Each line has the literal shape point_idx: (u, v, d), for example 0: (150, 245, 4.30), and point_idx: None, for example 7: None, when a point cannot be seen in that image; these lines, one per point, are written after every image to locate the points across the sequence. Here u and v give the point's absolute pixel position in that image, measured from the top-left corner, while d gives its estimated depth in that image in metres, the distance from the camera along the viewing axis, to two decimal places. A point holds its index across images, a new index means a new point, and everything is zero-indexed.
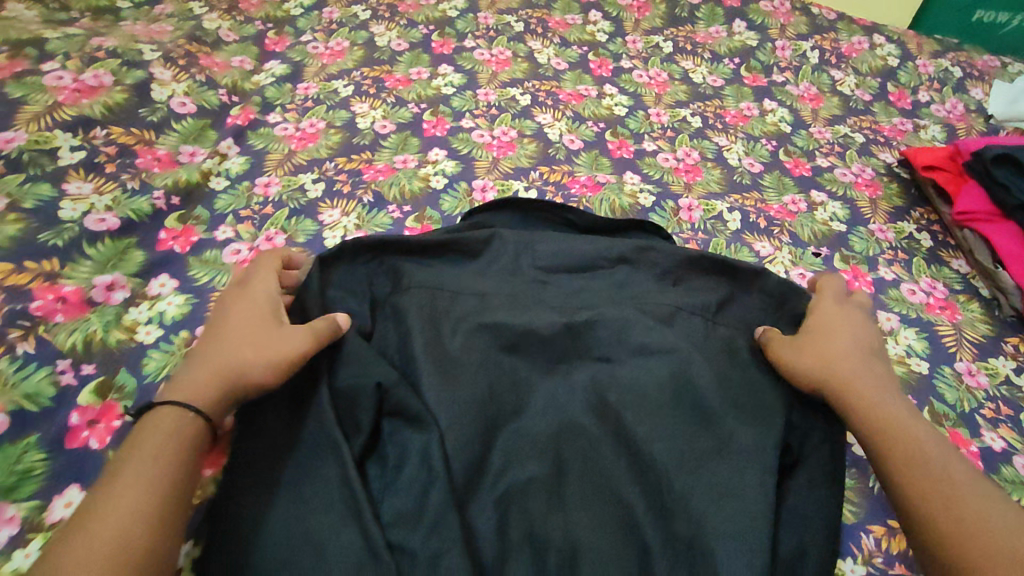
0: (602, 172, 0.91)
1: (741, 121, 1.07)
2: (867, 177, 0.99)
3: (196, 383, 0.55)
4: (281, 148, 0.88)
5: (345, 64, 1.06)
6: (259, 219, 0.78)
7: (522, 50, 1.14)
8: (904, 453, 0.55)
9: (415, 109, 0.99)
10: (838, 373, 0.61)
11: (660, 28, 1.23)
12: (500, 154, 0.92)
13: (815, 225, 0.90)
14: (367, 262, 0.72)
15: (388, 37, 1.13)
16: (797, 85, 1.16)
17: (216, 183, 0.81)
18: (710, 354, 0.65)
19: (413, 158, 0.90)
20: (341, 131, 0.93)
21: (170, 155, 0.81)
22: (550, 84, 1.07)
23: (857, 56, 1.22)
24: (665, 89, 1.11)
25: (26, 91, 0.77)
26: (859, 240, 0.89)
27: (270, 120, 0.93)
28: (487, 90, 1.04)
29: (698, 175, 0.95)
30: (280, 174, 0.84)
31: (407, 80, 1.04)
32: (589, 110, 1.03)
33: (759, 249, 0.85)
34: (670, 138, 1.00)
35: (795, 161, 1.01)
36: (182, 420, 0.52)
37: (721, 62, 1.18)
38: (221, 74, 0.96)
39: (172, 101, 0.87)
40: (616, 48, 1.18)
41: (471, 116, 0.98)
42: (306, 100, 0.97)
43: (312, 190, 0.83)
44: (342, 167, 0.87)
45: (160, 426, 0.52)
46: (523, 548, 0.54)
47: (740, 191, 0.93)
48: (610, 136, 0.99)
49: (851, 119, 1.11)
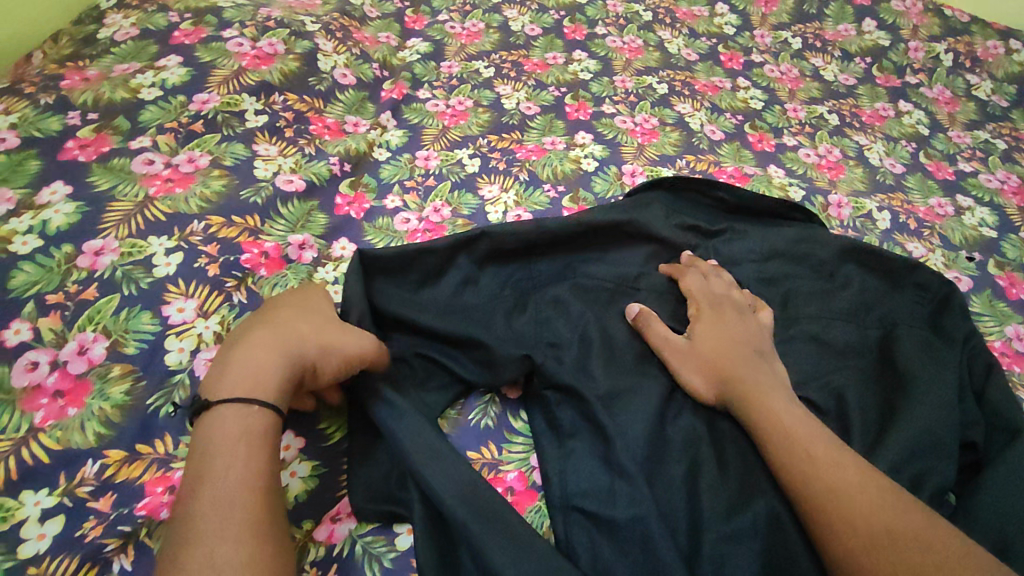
0: (748, 165, 0.91)
1: (878, 121, 1.05)
2: (1013, 185, 0.97)
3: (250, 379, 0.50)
4: (435, 123, 0.91)
5: (483, 45, 1.08)
6: (423, 191, 0.81)
7: (652, 39, 1.14)
8: (770, 435, 0.55)
9: (556, 92, 1.00)
10: (711, 352, 0.62)
11: (788, 24, 1.22)
12: (645, 141, 0.92)
13: (965, 229, 0.88)
14: None
15: (521, 21, 1.15)
16: (931, 87, 1.13)
17: (379, 154, 0.84)
18: (867, 358, 0.67)
19: (561, 140, 0.91)
20: (488, 111, 0.94)
21: (338, 124, 0.84)
22: (685, 74, 1.07)
23: (993, 60, 1.19)
24: (797, 85, 1.10)
25: (214, 56, 0.83)
26: (1011, 247, 0.87)
27: (420, 96, 0.95)
28: (623, 77, 1.05)
29: (842, 173, 0.94)
30: (438, 149, 0.86)
31: (544, 63, 1.06)
32: (726, 102, 1.03)
33: (913, 249, 0.84)
34: (809, 134, 1.00)
35: (937, 163, 0.99)
36: (240, 410, 0.47)
37: (852, 60, 1.16)
38: (373, 48, 0.99)
39: (335, 72, 0.90)
40: (745, 41, 1.17)
41: (612, 102, 0.99)
42: (451, 78, 1.00)
43: (469, 166, 0.85)
44: (494, 144, 0.89)
45: (218, 428, 0.46)
46: (723, 521, 0.53)
47: (885, 190, 0.92)
48: (749, 128, 0.99)
49: (991, 124, 1.08)
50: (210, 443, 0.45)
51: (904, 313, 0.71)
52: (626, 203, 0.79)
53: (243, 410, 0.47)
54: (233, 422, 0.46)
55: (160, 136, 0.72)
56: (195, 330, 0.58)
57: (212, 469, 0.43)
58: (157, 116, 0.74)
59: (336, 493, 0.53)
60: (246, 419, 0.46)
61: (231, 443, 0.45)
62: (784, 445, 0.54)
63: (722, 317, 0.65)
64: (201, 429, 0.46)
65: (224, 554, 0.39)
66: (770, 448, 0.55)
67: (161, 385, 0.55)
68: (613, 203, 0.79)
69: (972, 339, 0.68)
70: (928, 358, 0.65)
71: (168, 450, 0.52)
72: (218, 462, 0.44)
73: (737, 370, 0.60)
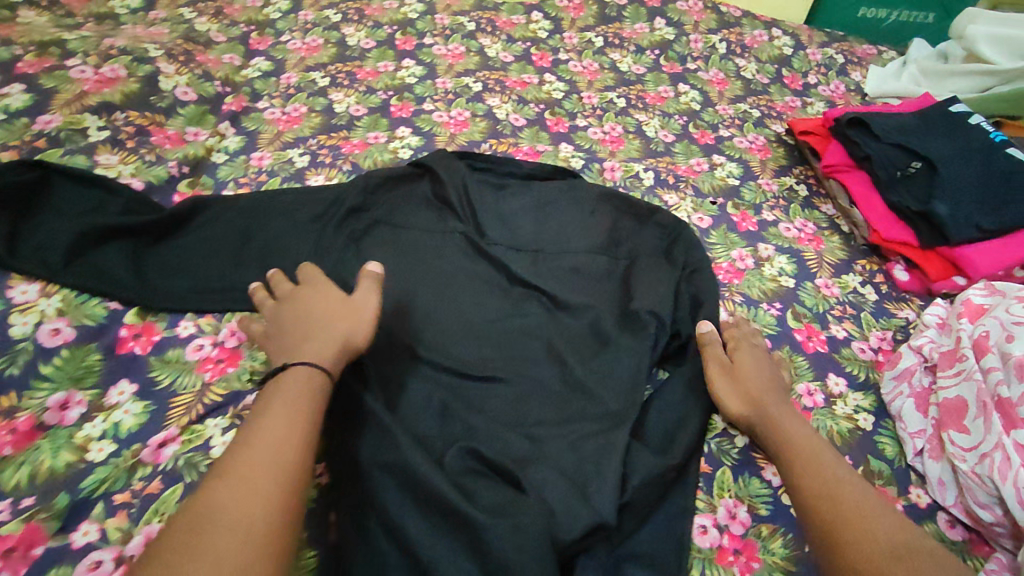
0: (541, 143, 1.11)
1: (659, 101, 1.27)
2: (759, 144, 1.20)
3: (318, 344, 0.65)
4: (270, 129, 1.05)
5: (320, 59, 1.23)
6: (255, 185, 0.95)
7: (474, 46, 1.33)
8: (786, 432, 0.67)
9: (383, 96, 1.16)
10: (767, 404, 0.70)
11: (593, 26, 1.43)
12: (456, 130, 1.10)
13: (714, 180, 1.10)
14: (347, 198, 0.91)
15: (358, 37, 1.30)
16: (706, 71, 1.37)
17: (217, 157, 0.98)
18: (599, 284, 0.88)
19: (383, 135, 1.08)
20: (320, 115, 1.10)
21: (178, 134, 0.97)
22: (498, 74, 1.26)
23: (758, 46, 1.45)
24: (595, 77, 1.30)
25: (57, 82, 0.93)
26: (748, 191, 1.10)
27: (259, 107, 1.09)
28: (444, 79, 1.23)
29: (621, 145, 1.15)
30: (271, 150, 1.01)
31: (375, 72, 1.22)
32: (532, 95, 1.22)
33: (668, 199, 1.05)
34: (598, 115, 1.20)
35: (702, 132, 1.21)
36: (304, 373, 0.61)
37: (643, 53, 1.38)
38: (215, 69, 1.12)
39: (177, 91, 1.02)
40: (555, 43, 1.37)
41: (431, 101, 1.17)
42: (288, 89, 1.14)
43: (299, 162, 1.00)
44: (322, 143, 1.04)
45: (291, 384, 0.60)
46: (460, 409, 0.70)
47: (655, 155, 1.13)
48: (549, 115, 1.18)
49: (751, 98, 1.32)
50: (278, 391, 0.59)
51: (644, 247, 0.93)
52: (433, 159, 0.98)
53: (305, 375, 0.61)
54: (314, 391, 0.60)
55: (5, 153, 0.84)
56: (37, 308, 0.71)
57: (274, 407, 0.57)
58: (3, 136, 0.86)
59: (163, 426, 0.64)
60: (308, 384, 0.60)
61: (303, 400, 0.58)
62: (902, 520, 0.57)
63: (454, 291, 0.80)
64: (280, 383, 0.60)
65: (276, 449, 0.53)
66: (881, 528, 0.56)
67: (7, 352, 0.67)
68: (409, 165, 0.98)
69: (680, 264, 0.91)
70: (644, 286, 0.86)
71: (13, 402, 0.64)
72: (293, 424, 0.56)
73: (815, 464, 0.63)
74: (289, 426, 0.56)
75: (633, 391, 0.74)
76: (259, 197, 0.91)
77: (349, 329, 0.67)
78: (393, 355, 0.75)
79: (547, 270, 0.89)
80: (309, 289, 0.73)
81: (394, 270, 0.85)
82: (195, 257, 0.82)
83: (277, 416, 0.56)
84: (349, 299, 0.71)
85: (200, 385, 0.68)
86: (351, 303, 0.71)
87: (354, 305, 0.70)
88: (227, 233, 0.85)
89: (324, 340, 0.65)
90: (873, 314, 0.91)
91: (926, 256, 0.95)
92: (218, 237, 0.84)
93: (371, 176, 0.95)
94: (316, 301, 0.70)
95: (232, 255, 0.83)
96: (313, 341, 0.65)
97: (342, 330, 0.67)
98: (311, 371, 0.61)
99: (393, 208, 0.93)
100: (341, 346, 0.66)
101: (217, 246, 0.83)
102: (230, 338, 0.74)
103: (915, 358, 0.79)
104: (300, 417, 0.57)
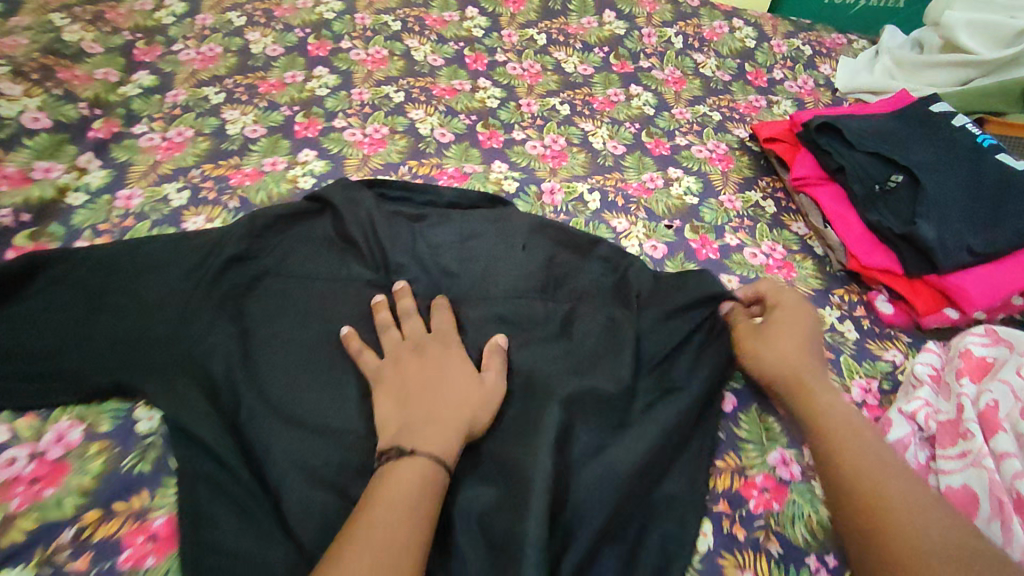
0: (469, 163, 0.96)
1: (608, 106, 1.12)
2: (721, 152, 1.06)
3: (426, 429, 0.59)
4: (145, 158, 0.89)
5: (216, 70, 1.06)
6: (118, 232, 0.79)
7: (398, 48, 1.16)
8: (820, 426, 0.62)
9: (287, 112, 1.00)
10: (807, 400, 0.64)
11: (535, 22, 1.28)
12: (370, 151, 0.95)
13: (669, 200, 0.97)
14: (229, 241, 0.76)
15: (263, 43, 1.13)
16: (662, 69, 1.22)
17: (73, 199, 0.82)
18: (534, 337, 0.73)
19: (283, 160, 0.92)
20: (208, 138, 0.93)
21: (22, 173, 0.81)
22: (425, 80, 1.11)
23: (717, 39, 1.31)
24: (536, 80, 1.15)
25: None
26: (709, 211, 0.96)
27: (134, 131, 0.92)
28: (361, 89, 1.06)
29: (564, 160, 1.00)
30: (143, 186, 0.85)
31: (280, 84, 1.05)
32: (462, 104, 1.07)
33: (616, 225, 0.91)
34: (539, 126, 1.05)
35: (656, 140, 1.07)
36: (412, 461, 0.56)
37: (591, 51, 1.23)
38: (81, 87, 0.95)
39: (23, 116, 0.87)
40: (492, 43, 1.22)
41: (343, 116, 1.01)
42: (173, 108, 0.97)
43: (176, 200, 0.84)
44: (208, 173, 0.88)
45: (402, 474, 0.54)
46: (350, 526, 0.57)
47: (602, 172, 0.99)
48: (481, 128, 1.03)
49: (711, 99, 1.18)
50: (400, 482, 0.54)
51: (590, 284, 0.79)
52: (335, 189, 0.83)
53: (422, 464, 0.56)
54: (435, 486, 0.55)
55: None
56: None
57: (403, 503, 0.52)
58: None
59: None
60: (423, 473, 0.55)
61: (415, 492, 0.53)
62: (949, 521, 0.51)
63: (360, 355, 0.67)
64: (393, 471, 0.55)
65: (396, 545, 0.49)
66: (920, 534, 0.50)
67: None
68: (308, 198, 0.82)
69: (629, 303, 0.76)
70: (587, 339, 0.72)
71: None
72: (408, 523, 0.51)
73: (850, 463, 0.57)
74: (401, 524, 0.51)
75: (558, 486, 0.61)
76: (120, 245, 0.75)
77: (448, 408, 0.61)
78: (275, 456, 0.62)
79: (466, 322, 0.74)
80: (438, 344, 0.68)
81: (284, 334, 0.70)
82: (36, 329, 0.67)
83: (375, 512, 0.51)
84: (482, 374, 0.65)
85: (2, 519, 0.56)
86: (455, 370, 0.65)
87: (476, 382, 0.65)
88: (77, 293, 0.70)
89: (428, 421, 0.59)
90: (855, 357, 0.79)
91: (911, 285, 0.82)
92: (66, 301, 0.69)
93: (260, 213, 0.79)
94: (464, 376, 0.65)
95: (81, 324, 0.67)
96: (431, 422, 0.59)
97: (424, 412, 0.60)
98: (433, 459, 0.56)
99: (288, 250, 0.78)
100: (455, 426, 0.60)
101: (63, 313, 0.68)
102: (53, 446, 0.61)
103: (909, 427, 0.65)
104: (419, 515, 0.52)
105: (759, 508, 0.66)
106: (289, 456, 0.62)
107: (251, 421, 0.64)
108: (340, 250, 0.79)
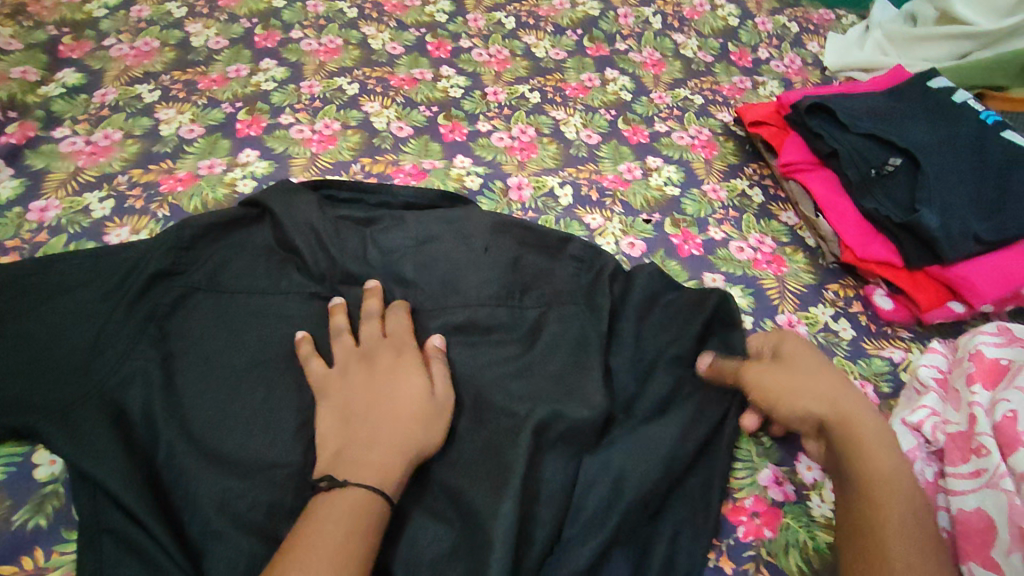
0: (428, 159, 0.88)
1: (582, 93, 1.04)
2: (703, 139, 0.98)
3: (363, 463, 0.52)
4: (65, 165, 0.80)
5: (152, 66, 0.96)
6: (30, 249, 0.72)
7: (354, 37, 1.07)
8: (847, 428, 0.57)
9: (228, 108, 0.91)
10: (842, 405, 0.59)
11: (503, 4, 1.19)
12: (319, 150, 0.87)
13: (648, 192, 0.89)
14: (155, 254, 0.67)
15: (205, 35, 1.03)
16: (639, 51, 1.14)
17: None
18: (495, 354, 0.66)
19: (221, 162, 0.84)
20: (138, 140, 0.85)
21: None
22: (382, 70, 1.02)
23: (698, 18, 1.23)
24: (504, 67, 1.06)
25: None
26: (691, 202, 0.88)
27: (54, 135, 0.84)
28: (311, 82, 0.98)
29: (534, 153, 0.92)
30: (61, 197, 0.76)
31: (222, 78, 0.96)
32: (422, 95, 0.98)
33: (589, 222, 0.84)
34: (506, 117, 0.97)
35: (633, 128, 0.99)
36: (353, 491, 0.50)
37: (563, 34, 1.15)
38: None
39: None
40: (456, 28, 1.12)
41: (290, 112, 0.92)
42: (100, 109, 0.88)
43: (97, 210, 0.76)
44: (136, 179, 0.80)
45: (338, 504, 0.49)
46: None
47: (575, 164, 0.91)
48: (442, 120, 0.95)
49: (692, 81, 1.10)
50: (331, 513, 0.48)
51: (561, 286, 0.70)
52: (275, 193, 0.74)
53: (366, 496, 0.50)
54: (374, 522, 0.49)
55: None
56: None
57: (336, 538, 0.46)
58: None
59: None
60: (365, 506, 0.49)
61: (349, 527, 0.47)
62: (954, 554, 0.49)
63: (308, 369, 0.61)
64: (331, 500, 0.49)
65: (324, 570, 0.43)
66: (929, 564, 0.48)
67: None
68: (244, 205, 0.74)
69: (601, 310, 0.68)
70: (553, 355, 0.64)
71: None
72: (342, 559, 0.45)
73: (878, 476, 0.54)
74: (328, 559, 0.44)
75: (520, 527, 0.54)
76: (30, 263, 0.66)
77: (386, 434, 0.54)
78: (199, 502, 0.55)
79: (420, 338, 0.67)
80: (388, 356, 0.61)
81: (214, 361, 0.62)
82: None
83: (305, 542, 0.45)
84: (429, 388, 0.59)
85: None
86: (396, 390, 0.58)
87: (422, 399, 0.58)
88: None
89: (365, 453, 0.53)
90: (851, 359, 0.72)
91: (912, 278, 0.75)
92: None
93: (190, 221, 0.70)
94: (412, 396, 0.58)
95: None
96: (365, 454, 0.53)
97: (361, 442, 0.54)
98: (375, 492, 0.50)
99: (222, 263, 0.69)
100: (394, 455, 0.53)
101: None
102: None
103: (915, 440, 0.59)
104: (356, 545, 0.46)
105: (750, 536, 0.59)
106: (213, 504, 0.55)
107: (171, 463, 0.56)
108: (280, 261, 0.70)
